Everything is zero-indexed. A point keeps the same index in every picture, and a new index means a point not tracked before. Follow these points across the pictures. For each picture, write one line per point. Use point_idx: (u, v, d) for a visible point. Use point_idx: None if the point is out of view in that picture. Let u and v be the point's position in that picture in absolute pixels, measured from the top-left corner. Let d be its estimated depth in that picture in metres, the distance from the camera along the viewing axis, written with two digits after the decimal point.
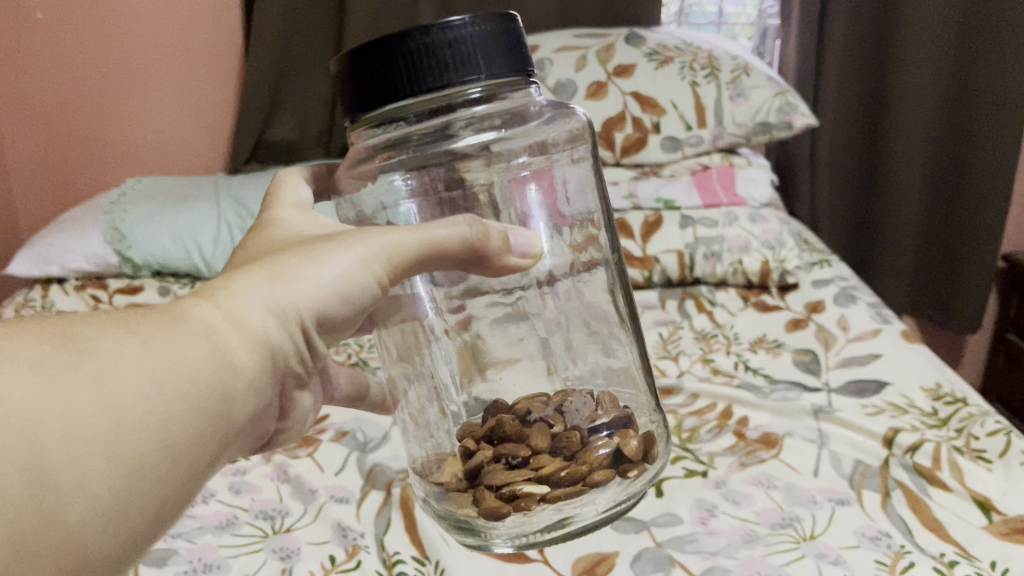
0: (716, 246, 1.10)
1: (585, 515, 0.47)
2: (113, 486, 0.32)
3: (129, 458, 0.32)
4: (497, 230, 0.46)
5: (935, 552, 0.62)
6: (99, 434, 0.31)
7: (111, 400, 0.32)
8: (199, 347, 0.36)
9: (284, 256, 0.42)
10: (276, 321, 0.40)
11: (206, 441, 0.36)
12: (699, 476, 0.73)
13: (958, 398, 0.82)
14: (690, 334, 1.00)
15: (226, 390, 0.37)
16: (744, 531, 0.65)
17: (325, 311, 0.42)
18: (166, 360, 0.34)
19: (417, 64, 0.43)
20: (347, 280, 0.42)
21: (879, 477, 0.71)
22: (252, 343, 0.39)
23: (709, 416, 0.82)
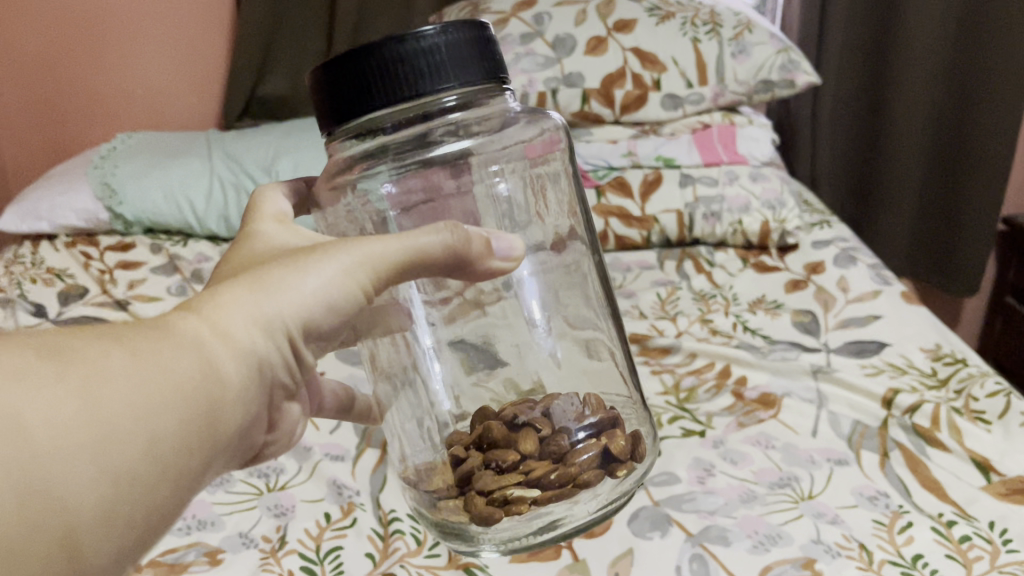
0: (716, 205, 1.10)
1: (576, 514, 0.46)
2: (103, 493, 0.30)
3: (119, 464, 0.30)
4: (480, 233, 0.43)
5: (933, 512, 0.63)
6: (88, 442, 0.29)
7: (99, 409, 0.29)
8: (187, 356, 0.33)
9: (268, 268, 0.39)
10: (261, 331, 0.37)
11: (196, 449, 0.33)
12: (697, 435, 0.72)
13: (958, 358, 0.81)
14: (689, 294, 0.99)
15: (214, 397, 0.34)
16: (742, 490, 0.65)
17: (312, 320, 0.39)
18: (154, 369, 0.32)
19: (391, 73, 0.41)
20: (331, 291, 0.39)
21: (877, 438, 0.71)
22: (240, 354, 0.36)
23: (707, 376, 0.81)
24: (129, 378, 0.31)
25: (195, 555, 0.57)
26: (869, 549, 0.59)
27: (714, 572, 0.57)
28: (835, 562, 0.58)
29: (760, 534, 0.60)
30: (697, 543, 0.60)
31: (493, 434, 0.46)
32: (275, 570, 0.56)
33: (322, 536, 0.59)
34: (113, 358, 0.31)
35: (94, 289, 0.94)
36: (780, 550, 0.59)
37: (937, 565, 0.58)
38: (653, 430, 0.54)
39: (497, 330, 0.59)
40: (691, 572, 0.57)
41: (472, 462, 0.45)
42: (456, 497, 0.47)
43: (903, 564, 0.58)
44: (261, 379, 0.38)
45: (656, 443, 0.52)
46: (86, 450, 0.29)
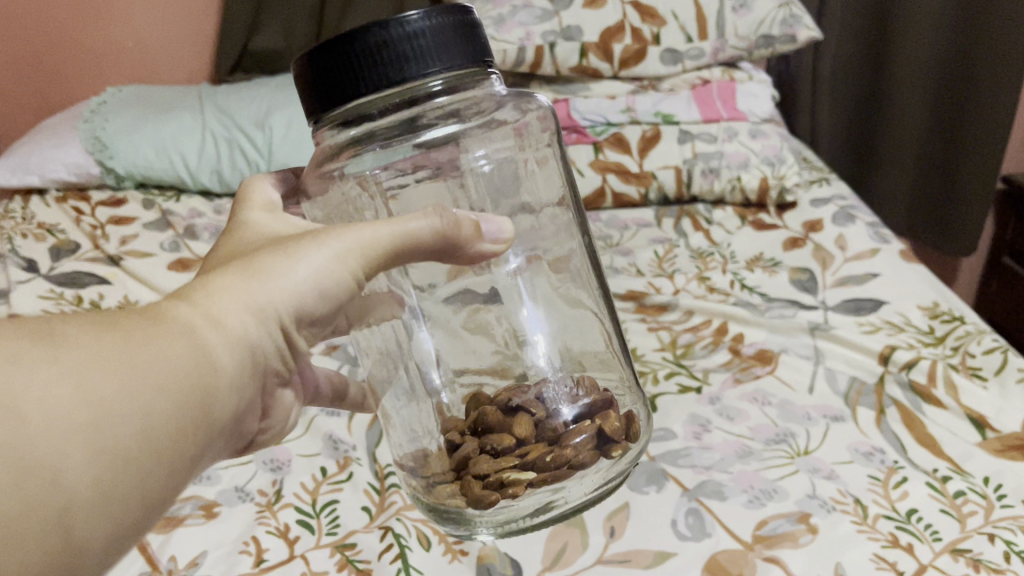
0: (714, 162, 1.09)
1: (571, 497, 0.45)
2: (97, 475, 0.28)
3: (113, 443, 0.29)
4: (468, 217, 0.43)
5: (928, 468, 0.63)
6: (81, 423, 0.28)
7: (92, 390, 0.29)
8: (181, 342, 0.32)
9: (260, 255, 0.38)
10: (255, 320, 0.36)
11: (190, 435, 0.32)
12: (693, 391, 0.72)
13: (955, 316, 0.81)
14: (686, 252, 0.98)
15: (209, 382, 0.33)
16: (738, 445, 0.65)
17: (305, 308, 0.38)
18: (148, 354, 0.31)
19: (376, 59, 0.40)
20: (323, 277, 0.38)
21: (874, 394, 0.71)
22: (234, 342, 0.35)
23: (704, 333, 0.81)
24: (121, 364, 0.30)
25: (191, 509, 0.57)
26: (864, 504, 0.59)
27: (710, 526, 0.57)
28: (830, 517, 0.58)
29: (755, 489, 0.61)
30: (694, 498, 0.60)
31: (488, 419, 0.46)
32: (272, 523, 0.56)
33: (318, 490, 0.59)
34: (103, 343, 0.30)
35: (86, 243, 0.93)
36: (776, 504, 0.59)
37: (932, 520, 0.58)
38: (648, 416, 0.52)
39: (490, 302, 0.58)
40: (686, 526, 0.57)
41: (469, 447, 0.45)
42: (451, 481, 0.46)
43: (897, 519, 0.58)
44: (257, 366, 0.37)
45: (652, 425, 0.51)
46: (80, 433, 0.28)
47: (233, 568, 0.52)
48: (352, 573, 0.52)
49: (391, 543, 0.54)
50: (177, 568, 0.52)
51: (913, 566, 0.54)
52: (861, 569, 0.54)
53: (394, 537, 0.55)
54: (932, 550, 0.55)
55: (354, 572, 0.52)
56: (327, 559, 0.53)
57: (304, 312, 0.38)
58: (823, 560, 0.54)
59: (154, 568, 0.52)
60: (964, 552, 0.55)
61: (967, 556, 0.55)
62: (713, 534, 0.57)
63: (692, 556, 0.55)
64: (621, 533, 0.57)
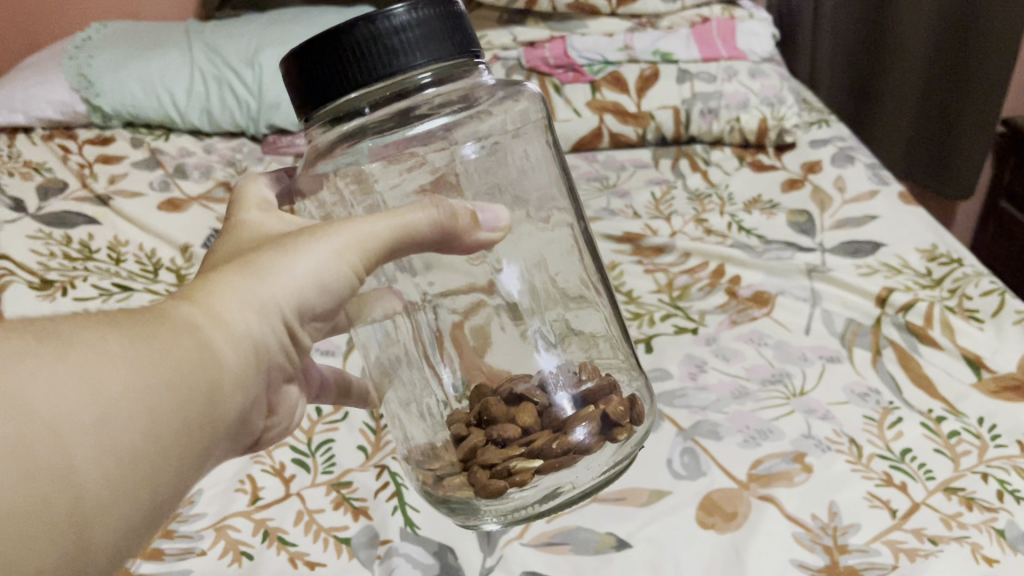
0: (713, 103, 1.07)
1: (580, 482, 0.43)
2: (105, 477, 0.26)
3: (121, 445, 0.27)
4: (465, 206, 0.40)
5: (923, 409, 0.63)
6: (89, 422, 0.26)
7: (100, 388, 0.27)
8: (185, 340, 0.30)
9: (257, 253, 0.36)
10: (257, 317, 0.34)
11: (197, 435, 0.30)
12: (689, 333, 0.72)
13: (954, 259, 0.80)
14: (684, 194, 0.97)
15: (214, 381, 0.31)
16: (734, 386, 0.65)
17: (305, 303, 0.36)
18: (153, 351, 0.29)
19: (363, 53, 0.38)
20: (323, 273, 0.36)
21: (870, 336, 0.71)
22: (237, 339, 0.33)
23: (701, 275, 0.81)
24: (127, 361, 0.28)
25: None
26: (859, 444, 0.60)
27: (705, 465, 0.57)
28: (825, 456, 0.58)
29: (751, 429, 0.61)
30: (689, 438, 0.60)
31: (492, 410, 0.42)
32: (267, 462, 0.56)
33: (313, 430, 0.59)
34: (109, 339, 0.28)
35: (74, 183, 0.91)
36: (771, 444, 0.59)
37: (926, 460, 0.58)
38: (652, 395, 0.49)
39: None
40: (681, 465, 0.57)
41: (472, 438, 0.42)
42: (457, 473, 0.43)
43: (892, 459, 0.58)
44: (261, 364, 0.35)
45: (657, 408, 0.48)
46: (88, 432, 0.26)
47: (229, 506, 0.53)
48: (348, 512, 0.52)
49: (387, 481, 0.54)
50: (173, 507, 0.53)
51: (906, 505, 0.54)
52: (854, 508, 0.54)
53: (390, 475, 0.55)
54: (925, 489, 0.56)
55: (350, 511, 0.52)
56: (324, 498, 0.53)
57: (305, 309, 0.36)
58: (818, 498, 0.55)
59: None
60: (956, 491, 0.55)
61: (959, 495, 0.55)
62: (708, 473, 0.57)
63: (687, 495, 0.55)
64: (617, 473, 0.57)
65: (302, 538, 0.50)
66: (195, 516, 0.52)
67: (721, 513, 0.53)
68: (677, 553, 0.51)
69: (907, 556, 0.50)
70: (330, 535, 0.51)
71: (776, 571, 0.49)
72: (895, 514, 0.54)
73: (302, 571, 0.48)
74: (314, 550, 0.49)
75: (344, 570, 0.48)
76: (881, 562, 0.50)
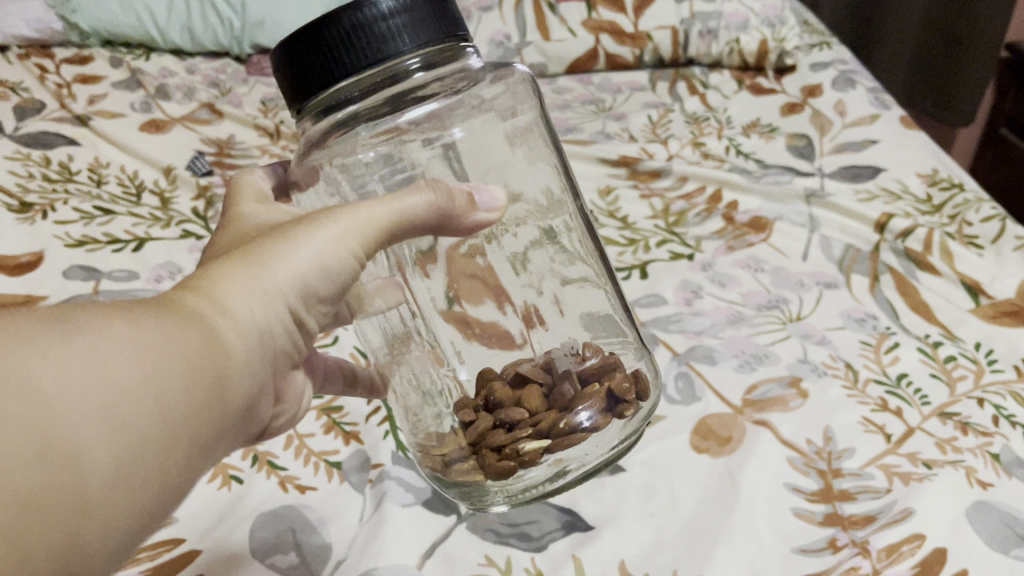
0: (713, 24, 1.04)
1: (587, 461, 0.42)
2: (112, 462, 0.25)
3: (130, 431, 0.25)
4: (458, 187, 0.38)
5: (920, 334, 0.62)
6: (97, 406, 0.24)
7: (108, 371, 0.25)
8: (190, 326, 0.29)
9: (256, 240, 0.33)
10: (263, 304, 0.32)
11: (206, 422, 0.28)
12: (685, 258, 0.71)
13: (955, 184, 0.79)
14: (681, 117, 0.95)
15: (221, 367, 0.30)
16: (730, 312, 0.64)
17: (310, 290, 0.34)
18: (159, 336, 0.27)
19: (351, 40, 0.36)
20: (327, 259, 0.33)
21: (868, 262, 0.70)
22: (243, 325, 0.31)
23: (698, 200, 0.79)
24: (136, 344, 0.26)
25: None
26: (856, 369, 0.59)
27: (700, 390, 0.57)
28: (821, 382, 0.58)
29: (746, 354, 0.60)
30: (684, 362, 0.59)
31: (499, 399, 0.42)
32: None
33: None
34: (116, 323, 0.27)
35: (52, 103, 0.88)
36: (766, 369, 0.59)
37: (921, 385, 0.58)
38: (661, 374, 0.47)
39: None
40: (676, 391, 0.57)
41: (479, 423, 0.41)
42: (467, 457, 0.42)
43: (888, 384, 0.58)
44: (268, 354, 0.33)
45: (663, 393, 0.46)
46: (97, 416, 0.24)
47: None
48: (339, 436, 0.53)
49: (378, 406, 0.55)
50: None
51: (901, 430, 0.54)
52: (849, 432, 0.54)
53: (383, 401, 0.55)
54: (921, 413, 0.55)
55: (341, 435, 0.53)
56: (314, 422, 0.53)
57: (308, 297, 0.34)
58: (813, 423, 0.54)
59: None
60: (952, 416, 0.55)
61: (955, 419, 0.55)
62: (702, 398, 0.56)
63: (681, 420, 0.55)
64: None
65: (292, 462, 0.50)
66: None
67: (716, 438, 0.53)
68: (670, 477, 0.51)
69: (902, 479, 0.50)
70: (321, 459, 0.51)
71: (770, 494, 0.49)
72: (890, 438, 0.53)
73: (293, 495, 0.48)
74: (305, 474, 0.50)
75: (335, 494, 0.49)
76: (876, 485, 0.50)
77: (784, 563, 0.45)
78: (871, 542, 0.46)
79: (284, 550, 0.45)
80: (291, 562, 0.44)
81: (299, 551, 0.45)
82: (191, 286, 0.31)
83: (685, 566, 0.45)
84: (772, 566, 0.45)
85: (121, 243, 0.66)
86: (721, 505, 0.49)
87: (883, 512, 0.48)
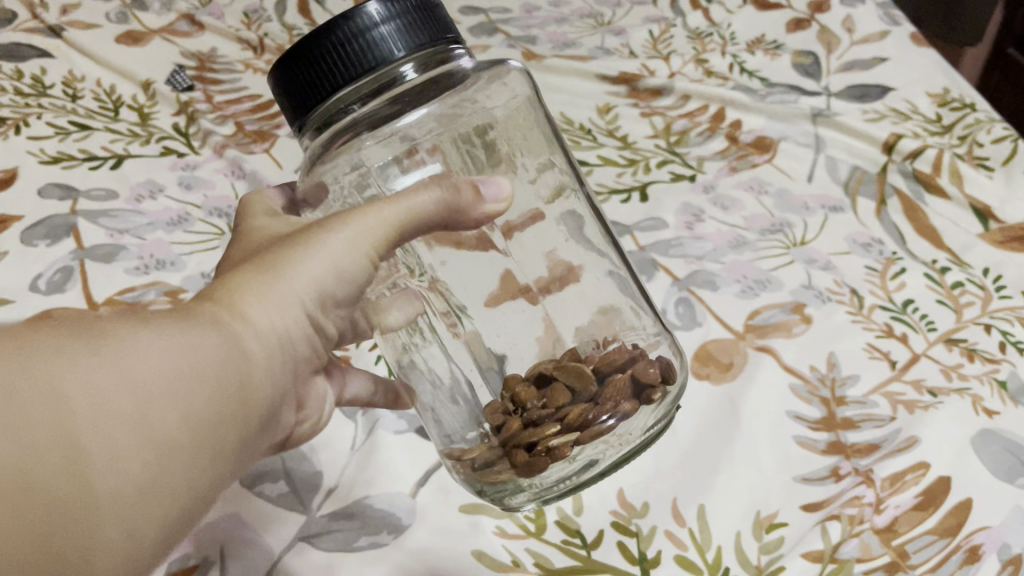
0: None
1: (620, 447, 0.38)
2: (135, 470, 0.23)
3: (156, 438, 0.24)
4: (464, 179, 0.34)
5: (927, 259, 0.61)
6: (122, 411, 0.23)
7: (132, 376, 0.24)
8: (214, 333, 0.27)
9: (268, 251, 0.32)
10: (281, 310, 0.30)
11: (228, 429, 0.27)
12: (687, 180, 0.68)
13: (966, 104, 0.76)
14: (683, 32, 0.91)
15: (244, 374, 0.28)
16: (732, 236, 0.62)
17: (326, 294, 0.32)
18: (182, 341, 0.26)
19: (344, 52, 0.34)
20: (342, 263, 0.32)
21: (875, 185, 0.67)
22: (263, 331, 0.29)
23: (701, 119, 0.76)
24: (159, 349, 0.25)
25: (156, 295, 0.53)
26: (861, 295, 0.57)
27: (700, 316, 0.55)
28: (825, 308, 0.56)
29: (749, 280, 0.58)
30: (684, 288, 0.57)
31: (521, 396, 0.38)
32: None
33: None
34: (139, 329, 0.25)
35: (21, 11, 0.83)
36: (769, 295, 0.57)
37: (927, 311, 0.56)
38: (678, 350, 0.43)
39: None
40: (676, 316, 0.55)
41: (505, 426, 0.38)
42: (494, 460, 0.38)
43: (893, 310, 0.56)
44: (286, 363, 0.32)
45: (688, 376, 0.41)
46: (120, 423, 0.23)
47: None
48: None
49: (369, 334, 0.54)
50: None
51: (906, 357, 0.53)
52: (853, 359, 0.52)
53: None
54: (926, 340, 0.54)
55: None
56: None
57: (325, 302, 0.32)
58: (817, 350, 0.53)
59: None
60: (958, 343, 0.54)
61: (961, 346, 0.54)
62: (703, 324, 0.55)
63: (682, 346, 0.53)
64: None
65: None
66: None
67: (717, 364, 0.52)
68: None
69: (906, 407, 0.49)
70: None
71: (772, 421, 0.48)
72: (895, 365, 0.52)
73: None
74: None
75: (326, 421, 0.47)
76: (880, 413, 0.49)
77: (785, 492, 0.45)
78: (875, 472, 0.45)
79: (274, 479, 0.44)
80: (282, 491, 0.44)
81: (289, 479, 0.44)
82: (209, 295, 0.29)
83: (684, 495, 0.45)
84: (772, 495, 0.45)
85: (99, 161, 0.64)
86: (722, 433, 0.48)
87: (886, 441, 0.47)
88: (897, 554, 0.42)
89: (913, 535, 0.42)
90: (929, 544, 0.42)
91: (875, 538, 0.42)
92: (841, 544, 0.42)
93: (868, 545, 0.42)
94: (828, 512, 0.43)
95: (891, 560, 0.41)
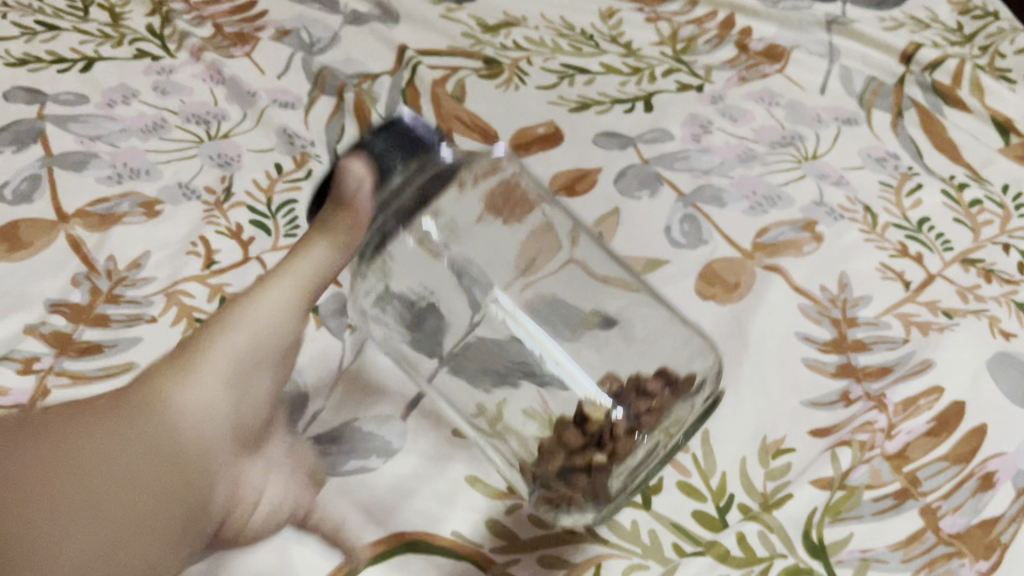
0: None
1: (684, 427, 0.39)
2: (110, 536, 0.30)
3: (120, 508, 0.31)
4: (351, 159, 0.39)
5: (944, 175, 0.58)
6: (30, 488, 0.30)
7: (70, 460, 0.31)
8: (130, 428, 0.34)
9: (167, 362, 0.38)
10: (202, 394, 0.36)
11: (170, 519, 0.33)
12: (694, 90, 0.64)
13: (989, 12, 0.72)
14: None
15: (189, 446, 0.34)
16: (740, 149, 0.59)
17: (237, 425, 0.36)
18: (134, 442, 0.33)
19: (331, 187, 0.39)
20: (196, 409, 0.35)
21: (892, 97, 0.64)
22: (197, 414, 0.35)
23: (708, 27, 0.72)
24: (105, 442, 0.33)
25: (129, 207, 0.50)
26: (874, 212, 0.55)
27: (706, 234, 0.52)
28: (837, 226, 0.53)
29: (758, 196, 0.55)
30: (690, 203, 0.54)
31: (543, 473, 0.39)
32: (222, 224, 0.49)
33: (273, 190, 0.52)
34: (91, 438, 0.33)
35: None
36: (778, 212, 0.54)
37: (944, 229, 0.54)
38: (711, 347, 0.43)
39: None
40: (681, 234, 0.52)
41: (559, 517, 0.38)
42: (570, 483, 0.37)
43: (908, 228, 0.53)
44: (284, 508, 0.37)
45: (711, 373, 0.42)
46: (82, 493, 0.30)
47: (180, 270, 0.47)
48: None
49: None
50: (118, 270, 0.46)
51: (921, 277, 0.50)
52: (866, 279, 0.50)
53: None
54: (942, 260, 0.51)
55: None
56: None
57: (244, 438, 0.36)
58: (828, 269, 0.51)
59: (91, 269, 0.46)
60: (975, 263, 0.51)
61: (978, 267, 0.51)
62: (709, 243, 0.52)
63: (687, 264, 0.50)
64: (610, 241, 0.52)
65: None
66: (143, 282, 0.46)
67: (723, 284, 0.49)
68: None
69: (920, 329, 0.47)
70: None
71: (781, 343, 0.46)
72: (909, 286, 0.50)
73: None
74: None
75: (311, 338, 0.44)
76: (892, 336, 0.47)
77: (794, 416, 0.43)
78: (887, 396, 0.43)
79: None
80: None
81: None
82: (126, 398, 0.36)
83: None
84: (779, 419, 0.43)
85: (67, 63, 0.59)
86: (729, 355, 0.45)
87: (899, 364, 0.45)
88: (908, 481, 0.40)
89: (925, 462, 0.41)
90: (941, 472, 0.40)
91: (885, 465, 0.41)
92: (850, 471, 0.40)
93: (878, 472, 0.40)
94: (837, 437, 0.42)
95: (902, 487, 0.40)
